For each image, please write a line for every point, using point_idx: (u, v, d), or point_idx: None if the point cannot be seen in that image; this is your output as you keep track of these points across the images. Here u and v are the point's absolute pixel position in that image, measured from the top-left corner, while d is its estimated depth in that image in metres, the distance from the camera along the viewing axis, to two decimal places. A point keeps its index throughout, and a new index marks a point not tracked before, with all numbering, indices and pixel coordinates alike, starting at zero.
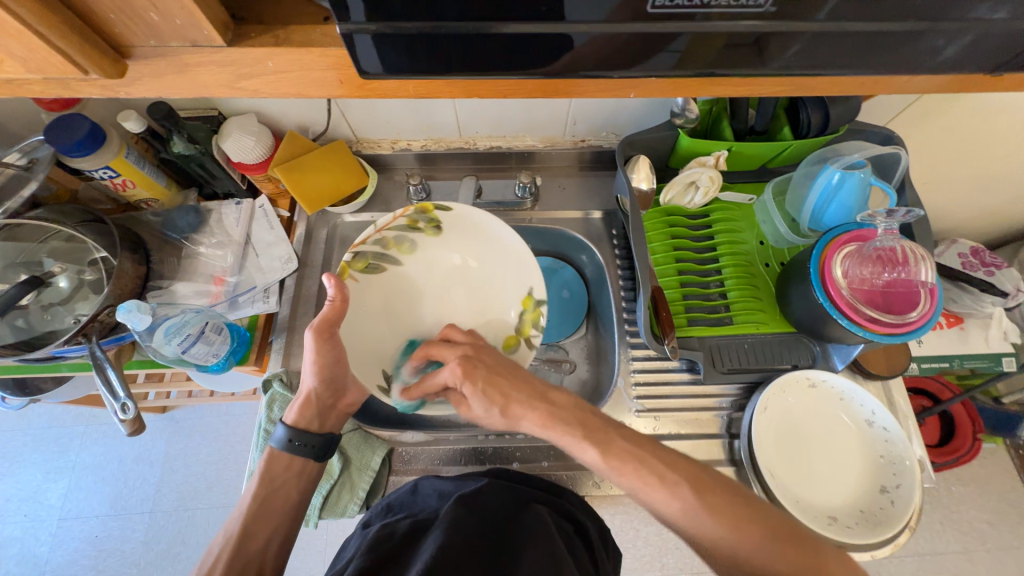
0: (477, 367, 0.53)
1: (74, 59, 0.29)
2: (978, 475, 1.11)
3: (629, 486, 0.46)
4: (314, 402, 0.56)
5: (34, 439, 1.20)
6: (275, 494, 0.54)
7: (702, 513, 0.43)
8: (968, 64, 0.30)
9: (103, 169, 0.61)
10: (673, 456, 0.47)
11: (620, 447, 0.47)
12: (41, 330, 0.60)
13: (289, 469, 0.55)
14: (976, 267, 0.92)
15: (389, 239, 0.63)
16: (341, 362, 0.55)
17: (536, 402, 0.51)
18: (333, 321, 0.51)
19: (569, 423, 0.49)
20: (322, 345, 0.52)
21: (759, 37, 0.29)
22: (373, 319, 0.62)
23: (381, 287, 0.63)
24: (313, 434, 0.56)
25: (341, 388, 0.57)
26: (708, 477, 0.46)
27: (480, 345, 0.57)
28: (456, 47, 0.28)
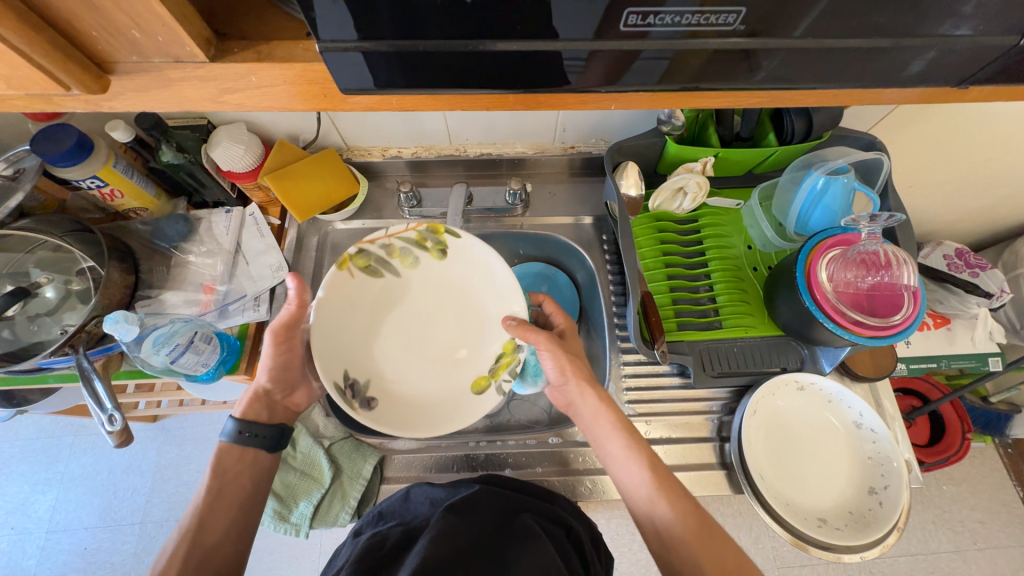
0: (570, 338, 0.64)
1: (56, 76, 0.29)
2: (969, 474, 1.12)
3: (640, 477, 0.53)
4: (264, 395, 0.56)
5: (21, 451, 1.18)
6: (227, 487, 0.52)
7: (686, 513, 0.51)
8: (937, 76, 0.31)
9: (91, 178, 0.61)
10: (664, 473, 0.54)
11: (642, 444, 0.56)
12: (27, 341, 0.60)
13: (240, 461, 0.53)
14: (961, 269, 0.92)
15: (396, 248, 0.59)
16: (291, 366, 0.57)
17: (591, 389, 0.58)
18: (292, 323, 0.54)
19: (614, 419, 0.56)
20: (278, 344, 0.55)
21: (733, 54, 0.29)
22: (353, 321, 0.57)
23: (374, 292, 0.59)
24: (260, 426, 0.55)
25: (293, 386, 0.59)
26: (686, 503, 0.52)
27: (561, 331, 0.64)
28: (439, 64, 0.29)
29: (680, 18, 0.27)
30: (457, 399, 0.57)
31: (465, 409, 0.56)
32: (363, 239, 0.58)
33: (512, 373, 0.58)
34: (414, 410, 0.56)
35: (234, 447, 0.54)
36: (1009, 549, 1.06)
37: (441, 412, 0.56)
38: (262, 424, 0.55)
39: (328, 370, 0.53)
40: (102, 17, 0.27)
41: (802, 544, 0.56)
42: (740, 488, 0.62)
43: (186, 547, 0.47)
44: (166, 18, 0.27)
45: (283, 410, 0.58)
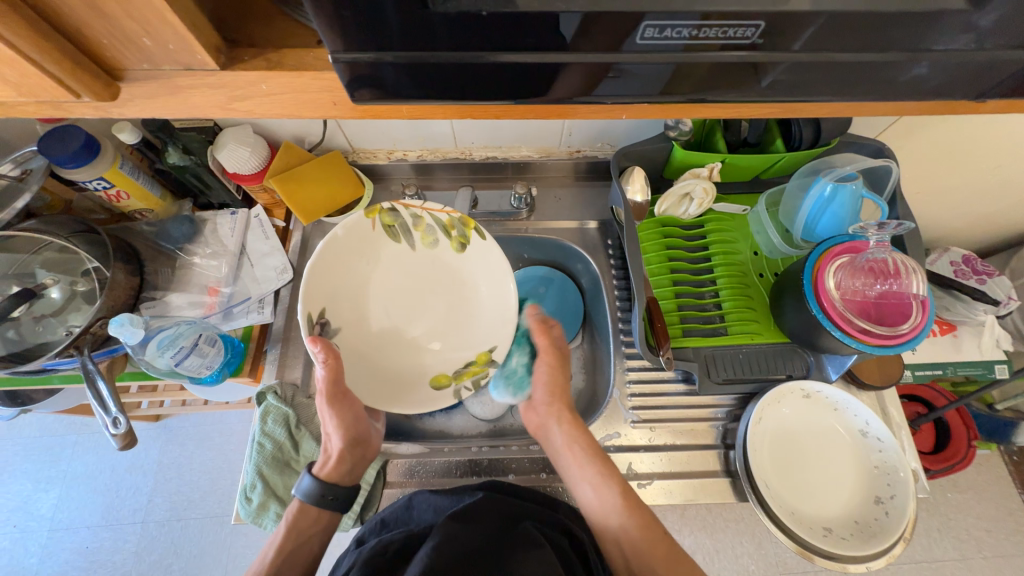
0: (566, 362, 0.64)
1: (66, 84, 0.29)
2: (974, 482, 1.12)
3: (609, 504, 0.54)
4: (347, 457, 0.56)
5: (25, 449, 1.19)
6: (302, 546, 0.53)
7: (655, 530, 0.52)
8: (952, 90, 0.31)
9: (97, 180, 0.61)
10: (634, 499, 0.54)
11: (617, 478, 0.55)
12: (33, 341, 0.60)
13: (316, 521, 0.55)
14: (969, 275, 0.91)
15: (423, 224, 0.61)
16: (358, 418, 0.56)
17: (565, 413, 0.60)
18: (338, 382, 0.53)
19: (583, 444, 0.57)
20: (336, 406, 0.54)
21: (746, 65, 0.29)
22: (355, 271, 0.59)
23: (386, 253, 0.61)
24: (342, 487, 0.56)
25: (367, 436, 0.58)
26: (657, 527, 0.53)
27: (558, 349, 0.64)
28: (449, 74, 0.29)
29: (695, 31, 0.27)
30: (411, 385, 0.61)
31: (417, 397, 0.60)
32: (403, 202, 0.60)
33: (475, 382, 0.62)
34: (375, 380, 0.59)
35: (312, 507, 0.55)
36: (1014, 557, 1.05)
37: (392, 390, 0.60)
38: (342, 485, 0.56)
39: (313, 299, 0.54)
40: (113, 25, 0.27)
41: (808, 554, 0.56)
42: (745, 497, 0.61)
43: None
44: (177, 26, 0.27)
45: (365, 462, 0.59)
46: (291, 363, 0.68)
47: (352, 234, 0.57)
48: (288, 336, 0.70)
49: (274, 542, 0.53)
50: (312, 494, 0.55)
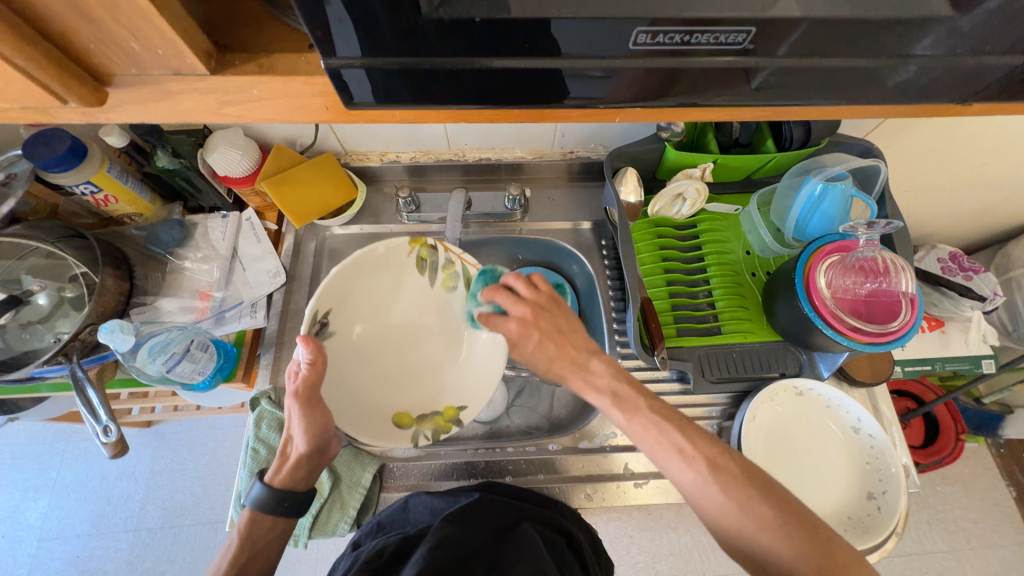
0: (534, 329, 0.58)
1: (53, 90, 0.28)
2: (963, 475, 1.14)
3: (651, 450, 0.49)
4: (305, 463, 0.55)
5: (12, 457, 1.17)
6: (254, 558, 0.51)
7: (712, 485, 0.44)
8: (943, 93, 0.31)
9: (84, 184, 0.60)
10: (695, 430, 0.48)
11: (646, 419, 0.49)
12: (19, 349, 0.59)
13: (271, 530, 0.53)
14: (955, 272, 0.93)
15: (451, 268, 0.62)
16: (328, 427, 0.54)
17: (576, 369, 0.56)
18: (314, 384, 0.52)
19: (601, 392, 0.53)
20: (309, 413, 0.53)
21: (737, 71, 0.29)
22: (372, 285, 0.60)
23: (407, 280, 0.62)
24: (297, 494, 0.55)
25: (329, 446, 0.57)
26: (728, 458, 0.46)
27: (542, 305, 0.59)
28: (441, 80, 0.29)
29: (689, 36, 0.27)
30: (376, 415, 0.59)
31: (379, 430, 0.59)
32: (446, 245, 0.62)
33: (434, 435, 0.61)
34: (348, 404, 0.57)
35: (266, 516, 0.53)
36: (1001, 548, 1.07)
37: (359, 418, 0.58)
38: (299, 493, 0.55)
39: (326, 297, 0.55)
40: (100, 31, 0.27)
41: None
42: None
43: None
44: (166, 32, 0.27)
45: (323, 468, 0.58)
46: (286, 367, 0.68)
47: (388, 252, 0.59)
48: (282, 341, 0.69)
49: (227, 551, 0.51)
50: (265, 502, 0.53)
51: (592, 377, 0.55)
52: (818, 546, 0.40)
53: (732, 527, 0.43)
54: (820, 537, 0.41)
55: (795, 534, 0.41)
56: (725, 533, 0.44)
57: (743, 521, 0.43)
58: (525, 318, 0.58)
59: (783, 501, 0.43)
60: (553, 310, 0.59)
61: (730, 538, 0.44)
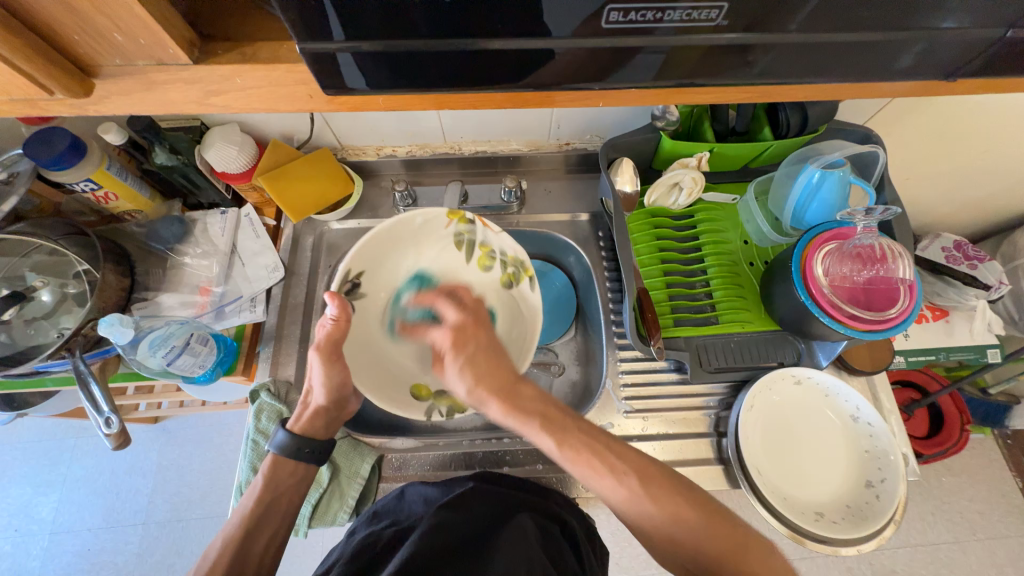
0: (470, 343, 0.54)
1: (39, 81, 0.29)
2: (969, 466, 1.13)
3: (580, 474, 0.48)
4: (323, 413, 0.58)
5: (24, 453, 1.19)
6: (279, 499, 0.54)
7: (644, 500, 0.46)
8: (928, 69, 0.31)
9: (84, 181, 0.61)
10: (622, 445, 0.49)
11: (579, 441, 0.48)
12: (24, 344, 0.60)
13: (292, 475, 0.56)
14: (961, 262, 0.91)
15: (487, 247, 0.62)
16: (346, 385, 0.56)
17: (501, 394, 0.51)
18: (336, 341, 0.53)
19: (530, 414, 0.50)
20: (330, 367, 0.54)
21: (719, 49, 0.29)
22: (406, 258, 0.63)
23: (444, 255, 0.64)
24: (318, 442, 0.57)
25: (347, 401, 0.59)
26: (655, 470, 0.48)
27: (478, 317, 0.57)
28: (426, 62, 0.29)
29: (660, 14, 0.27)
30: (396, 382, 0.60)
31: (395, 397, 0.59)
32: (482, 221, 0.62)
33: (449, 413, 0.59)
34: (371, 364, 0.59)
35: (288, 461, 0.56)
36: (1008, 539, 1.06)
37: (380, 381, 0.59)
38: (318, 441, 0.57)
39: (357, 259, 0.59)
40: (83, 21, 0.27)
41: (799, 538, 0.56)
42: (738, 484, 0.62)
43: (228, 557, 0.49)
44: (146, 21, 0.27)
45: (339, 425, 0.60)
46: (286, 361, 0.68)
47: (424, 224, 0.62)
48: (282, 333, 0.70)
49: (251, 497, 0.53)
50: (287, 447, 0.56)
51: (521, 399, 0.51)
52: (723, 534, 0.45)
53: (666, 534, 0.45)
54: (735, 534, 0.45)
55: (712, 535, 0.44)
56: (659, 542, 0.46)
57: (670, 527, 0.45)
58: (461, 327, 0.55)
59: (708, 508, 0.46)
60: (482, 329, 0.56)
61: (661, 544, 0.46)
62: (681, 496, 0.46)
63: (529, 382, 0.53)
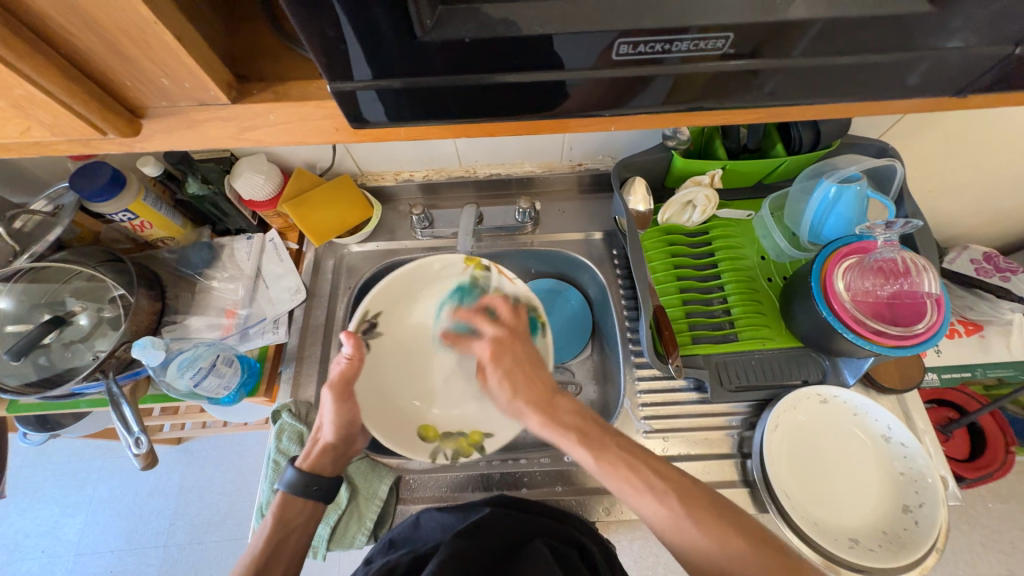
0: (507, 351, 0.61)
1: (94, 122, 0.31)
2: (1017, 491, 1.06)
3: (619, 490, 0.47)
4: (330, 452, 0.58)
5: (53, 474, 1.22)
6: (288, 537, 0.54)
7: (686, 520, 0.44)
8: (938, 87, 0.31)
9: (122, 212, 0.64)
10: (663, 465, 0.48)
11: (616, 455, 0.49)
12: (62, 366, 0.63)
13: (302, 513, 0.56)
14: (991, 273, 0.89)
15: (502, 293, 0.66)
16: (355, 422, 0.57)
17: (540, 406, 0.56)
18: (349, 378, 0.56)
19: (567, 429, 0.52)
20: (340, 404, 0.56)
21: (725, 73, 0.30)
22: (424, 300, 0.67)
23: (459, 300, 0.67)
24: (325, 479, 0.57)
25: (356, 441, 0.60)
26: (696, 490, 0.46)
27: (517, 331, 0.63)
28: (446, 95, 0.30)
29: (667, 43, 0.28)
30: (405, 422, 0.62)
31: (404, 436, 0.61)
32: (498, 267, 0.66)
33: (453, 455, 0.61)
34: (378, 403, 0.61)
35: (297, 499, 0.56)
36: None
37: (390, 418, 0.61)
38: (326, 478, 0.57)
39: (375, 301, 0.63)
40: (134, 67, 0.30)
41: (834, 567, 0.54)
42: (764, 508, 0.60)
43: None
44: (191, 66, 0.30)
45: (348, 461, 0.60)
46: (306, 381, 0.70)
47: (442, 269, 0.66)
48: (303, 354, 0.71)
49: (261, 535, 0.54)
50: (296, 485, 0.56)
51: (558, 411, 0.54)
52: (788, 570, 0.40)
53: (714, 562, 0.41)
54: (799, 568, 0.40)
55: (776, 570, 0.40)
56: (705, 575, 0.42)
57: (718, 554, 0.42)
58: (500, 339, 0.62)
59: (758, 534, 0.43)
60: (517, 343, 0.62)
61: None
62: (726, 520, 0.43)
63: (567, 396, 0.57)
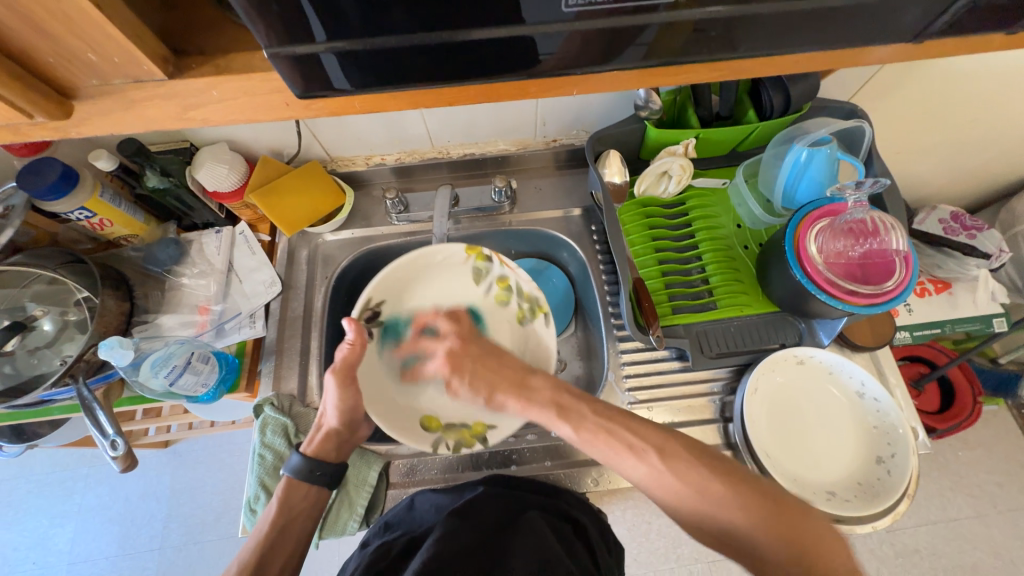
0: (466, 359, 0.59)
1: (19, 106, 0.29)
2: (983, 438, 1.11)
3: (602, 455, 0.49)
4: (334, 436, 0.58)
5: (37, 486, 1.19)
6: (293, 522, 0.54)
7: (668, 475, 0.45)
8: (893, 34, 0.31)
9: (78, 210, 0.61)
10: (642, 423, 0.49)
11: (593, 424, 0.50)
12: (28, 374, 0.60)
13: (306, 498, 0.56)
14: (958, 232, 0.91)
15: (506, 281, 0.64)
16: (359, 407, 0.57)
17: (516, 391, 0.55)
18: (352, 364, 0.55)
19: (545, 406, 0.53)
20: (343, 390, 0.55)
21: (680, 25, 0.29)
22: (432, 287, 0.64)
23: (462, 287, 0.65)
24: (330, 464, 0.57)
25: (359, 426, 0.59)
26: (678, 442, 0.47)
27: (467, 334, 0.61)
28: (399, 58, 0.29)
29: None
30: (405, 412, 0.59)
31: (406, 428, 0.58)
32: (500, 257, 0.64)
33: (456, 447, 0.58)
34: (378, 389, 0.59)
35: (302, 483, 0.56)
36: None
37: (391, 409, 0.59)
38: (331, 463, 0.57)
39: (379, 288, 0.61)
40: (55, 42, 0.28)
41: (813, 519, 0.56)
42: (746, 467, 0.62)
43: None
44: (119, 39, 0.28)
45: (351, 448, 0.60)
46: (287, 374, 0.68)
47: (444, 260, 0.64)
48: (282, 347, 0.70)
49: (266, 520, 0.54)
50: (300, 470, 0.56)
51: (534, 393, 0.54)
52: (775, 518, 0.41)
53: (697, 511, 0.43)
54: (787, 518, 0.41)
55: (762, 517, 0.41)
56: (691, 521, 0.44)
57: (702, 502, 0.43)
58: (455, 350, 0.60)
59: (739, 481, 0.43)
60: (477, 340, 0.61)
61: (702, 527, 0.43)
62: (707, 467, 0.44)
63: (539, 373, 0.57)
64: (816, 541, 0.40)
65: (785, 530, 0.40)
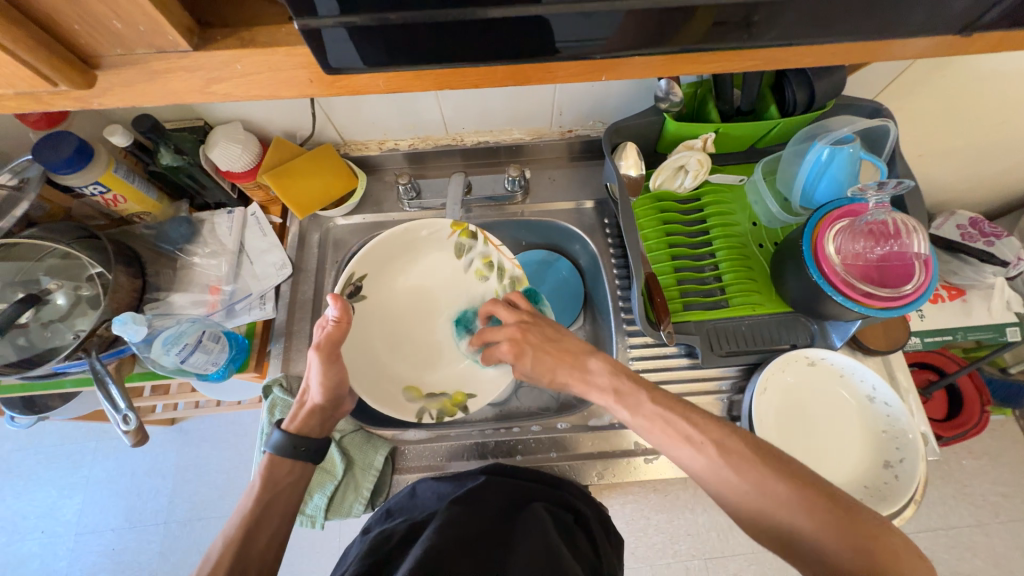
0: (527, 345, 0.59)
1: (42, 72, 0.29)
2: (989, 447, 1.10)
3: (658, 442, 0.49)
4: (318, 412, 0.58)
5: (47, 456, 1.21)
6: (278, 497, 0.55)
7: (725, 468, 0.44)
8: (937, 25, 0.30)
9: (93, 184, 0.61)
10: (696, 420, 0.48)
11: (650, 411, 0.50)
12: (42, 347, 0.61)
13: (290, 474, 0.57)
14: (976, 238, 0.90)
15: (489, 258, 0.66)
16: (343, 383, 0.57)
17: (575, 373, 0.57)
18: (336, 341, 0.54)
19: (603, 390, 0.53)
20: (328, 366, 0.55)
21: (717, 8, 0.29)
22: (410, 261, 0.67)
23: (443, 260, 0.68)
24: (313, 440, 0.58)
25: (343, 401, 0.60)
26: (735, 438, 0.46)
27: (530, 319, 0.61)
28: (428, 35, 0.29)
29: None
30: (387, 379, 0.63)
31: (388, 397, 0.62)
32: (484, 234, 0.66)
33: (439, 415, 0.63)
34: (365, 367, 0.61)
35: (285, 460, 0.57)
36: None
37: (373, 379, 0.62)
38: (313, 439, 0.58)
39: (362, 263, 0.62)
40: (80, 7, 0.27)
41: None
42: None
43: (229, 557, 0.49)
44: (146, 7, 0.28)
45: (334, 422, 0.61)
46: (296, 357, 0.69)
47: (428, 234, 0.66)
48: (292, 330, 0.70)
49: (248, 498, 0.54)
50: (282, 447, 0.57)
51: (592, 376, 0.55)
52: (844, 519, 0.39)
53: (755, 508, 0.42)
54: (855, 519, 0.39)
55: (827, 517, 0.39)
56: (748, 517, 0.43)
57: (760, 499, 0.42)
58: (515, 337, 0.60)
59: (798, 477, 0.42)
60: (540, 322, 0.61)
61: (757, 523, 0.42)
62: (763, 462, 0.43)
63: (595, 355, 0.57)
64: (884, 540, 0.38)
65: (851, 531, 0.38)
